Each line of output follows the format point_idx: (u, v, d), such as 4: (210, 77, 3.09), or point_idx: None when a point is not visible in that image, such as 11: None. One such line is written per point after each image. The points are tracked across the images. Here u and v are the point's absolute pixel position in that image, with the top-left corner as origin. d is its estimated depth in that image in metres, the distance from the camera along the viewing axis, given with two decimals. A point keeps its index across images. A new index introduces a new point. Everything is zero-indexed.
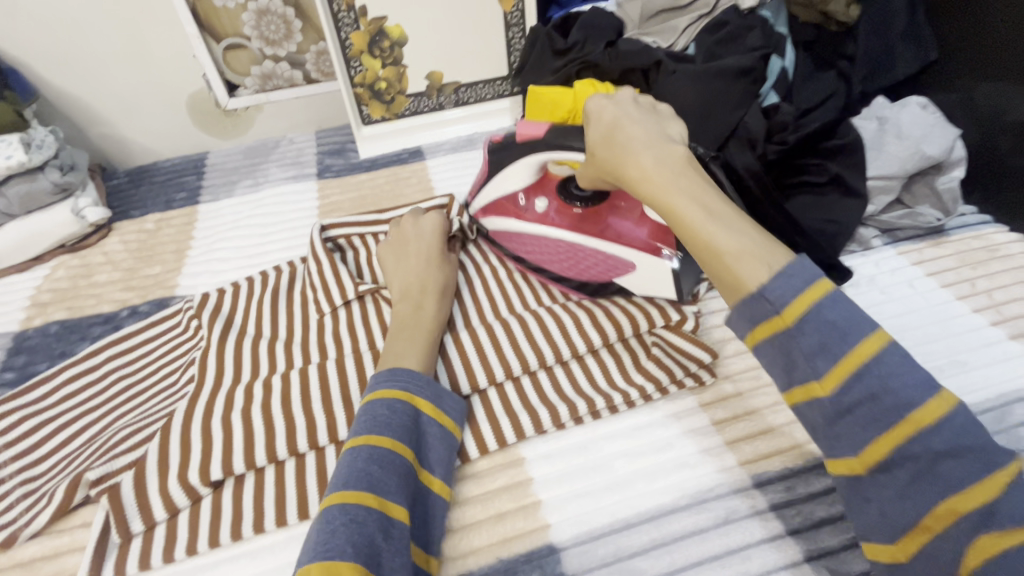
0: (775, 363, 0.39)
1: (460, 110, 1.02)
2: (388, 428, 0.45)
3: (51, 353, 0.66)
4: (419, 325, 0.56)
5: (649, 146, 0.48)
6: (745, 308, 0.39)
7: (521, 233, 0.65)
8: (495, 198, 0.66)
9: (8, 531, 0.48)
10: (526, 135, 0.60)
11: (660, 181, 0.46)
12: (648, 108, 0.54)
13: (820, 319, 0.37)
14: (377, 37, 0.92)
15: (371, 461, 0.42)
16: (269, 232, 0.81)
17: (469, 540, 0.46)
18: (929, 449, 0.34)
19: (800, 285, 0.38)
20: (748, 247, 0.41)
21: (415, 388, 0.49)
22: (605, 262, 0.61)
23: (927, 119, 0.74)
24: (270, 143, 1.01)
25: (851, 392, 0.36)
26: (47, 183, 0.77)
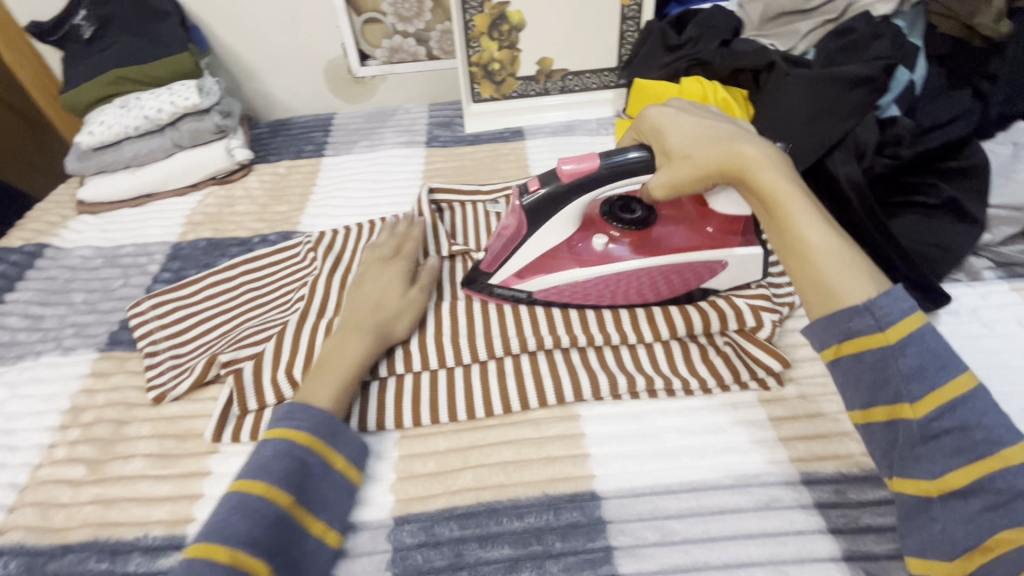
0: (861, 382, 0.42)
1: (565, 97, 1.06)
2: (266, 472, 0.45)
3: (199, 263, 0.79)
4: (337, 360, 0.54)
5: (758, 144, 0.50)
6: (840, 318, 0.43)
7: (583, 280, 0.60)
8: (538, 255, 0.60)
9: (159, 390, 0.60)
10: (575, 173, 0.55)
11: (777, 175, 0.48)
12: (723, 116, 0.57)
13: (922, 347, 0.41)
14: (498, 20, 0.99)
15: (235, 510, 0.43)
16: (379, 188, 0.91)
17: (520, 474, 0.51)
18: (1013, 485, 0.36)
19: (906, 308, 0.41)
20: (853, 255, 0.45)
21: (310, 428, 0.49)
22: (697, 268, 0.61)
23: None
24: (388, 111, 1.11)
25: (940, 420, 0.39)
26: (211, 123, 0.91)
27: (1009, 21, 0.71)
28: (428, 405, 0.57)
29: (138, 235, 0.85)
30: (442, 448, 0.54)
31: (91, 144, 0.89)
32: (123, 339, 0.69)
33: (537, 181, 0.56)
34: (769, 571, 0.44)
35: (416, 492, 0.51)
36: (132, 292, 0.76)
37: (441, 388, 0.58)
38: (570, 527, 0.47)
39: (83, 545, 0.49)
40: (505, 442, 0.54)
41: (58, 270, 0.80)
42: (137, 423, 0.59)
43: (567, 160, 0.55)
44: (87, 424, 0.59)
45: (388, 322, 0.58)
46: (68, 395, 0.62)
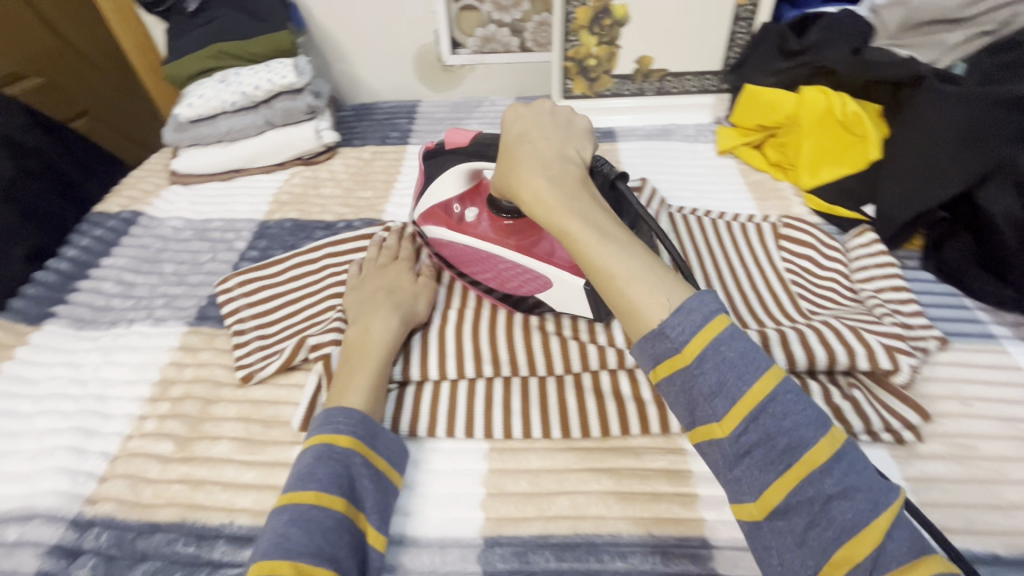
0: (679, 404, 0.37)
1: (662, 99, 1.01)
2: (313, 480, 0.44)
3: (285, 244, 0.79)
4: (365, 353, 0.54)
5: (538, 163, 0.45)
6: (644, 345, 0.37)
7: (449, 243, 0.62)
8: (430, 207, 0.63)
9: (247, 370, 0.60)
10: (452, 144, 0.57)
11: (552, 205, 0.42)
12: (558, 120, 0.49)
13: (719, 359, 0.35)
14: (601, 14, 0.93)
15: (291, 524, 0.41)
16: None
17: (623, 507, 0.47)
18: (821, 492, 0.33)
19: (701, 322, 0.36)
20: (648, 279, 0.38)
21: (350, 431, 0.47)
22: (526, 275, 0.57)
23: None
24: (473, 102, 1.08)
25: (747, 433, 0.34)
26: (303, 103, 0.91)
27: None
28: (523, 418, 0.54)
29: (226, 210, 0.86)
30: (537, 468, 0.51)
31: (189, 116, 0.90)
32: (211, 315, 0.68)
33: (435, 141, 0.59)
34: None
35: (509, 513, 0.48)
36: (220, 267, 0.76)
37: (536, 403, 0.55)
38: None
39: (170, 526, 0.48)
40: (604, 469, 0.50)
41: (151, 239, 0.81)
42: (223, 403, 0.58)
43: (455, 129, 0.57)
44: (176, 399, 0.58)
45: (406, 312, 0.58)
46: (158, 367, 0.62)
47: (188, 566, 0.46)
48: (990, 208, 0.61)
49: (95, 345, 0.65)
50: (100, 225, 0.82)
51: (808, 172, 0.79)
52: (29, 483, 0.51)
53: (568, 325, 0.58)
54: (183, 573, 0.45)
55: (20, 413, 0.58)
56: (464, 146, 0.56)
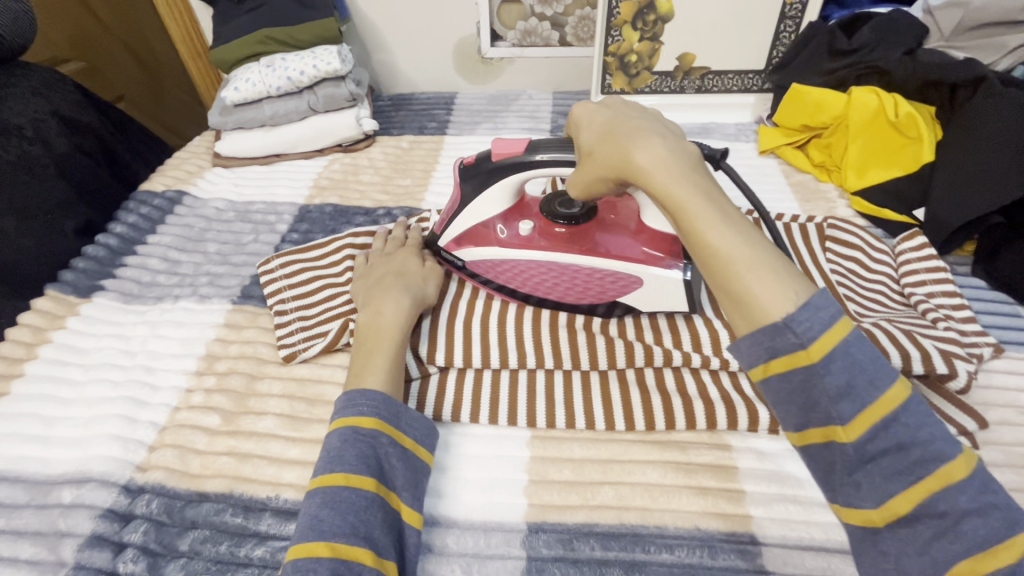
0: (789, 405, 0.35)
1: (701, 97, 1.00)
2: (341, 462, 0.43)
3: (325, 227, 0.79)
4: (380, 335, 0.53)
5: (653, 135, 0.42)
6: (761, 337, 0.34)
7: (502, 261, 0.59)
8: (469, 226, 0.60)
9: (290, 349, 0.60)
10: (503, 153, 0.53)
11: (676, 174, 0.39)
12: (649, 108, 0.49)
13: (848, 362, 0.33)
14: (645, 10, 0.93)
15: (323, 506, 0.41)
16: None
17: (669, 499, 0.47)
18: (955, 506, 0.31)
19: (830, 318, 0.34)
20: (772, 267, 0.35)
21: (375, 412, 0.46)
22: (607, 278, 0.56)
23: None
24: (511, 95, 1.08)
25: (875, 440, 0.33)
26: (346, 90, 0.92)
27: None
28: (566, 407, 0.54)
29: (268, 194, 0.87)
30: (580, 457, 0.51)
31: (234, 100, 0.92)
32: (254, 294, 0.69)
33: (473, 156, 0.56)
34: None
35: (552, 500, 0.48)
36: (262, 248, 0.77)
37: (579, 392, 0.55)
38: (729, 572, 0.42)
39: (218, 496, 0.49)
40: (649, 461, 0.50)
41: (194, 219, 0.82)
42: (268, 380, 0.59)
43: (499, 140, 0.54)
44: (222, 373, 0.59)
45: (416, 293, 0.58)
46: (203, 342, 0.63)
47: (236, 536, 0.47)
48: None
49: (142, 319, 0.66)
50: (146, 204, 0.84)
51: (854, 174, 0.78)
52: (83, 448, 0.53)
53: (612, 319, 0.58)
54: (231, 543, 0.46)
55: (72, 381, 0.59)
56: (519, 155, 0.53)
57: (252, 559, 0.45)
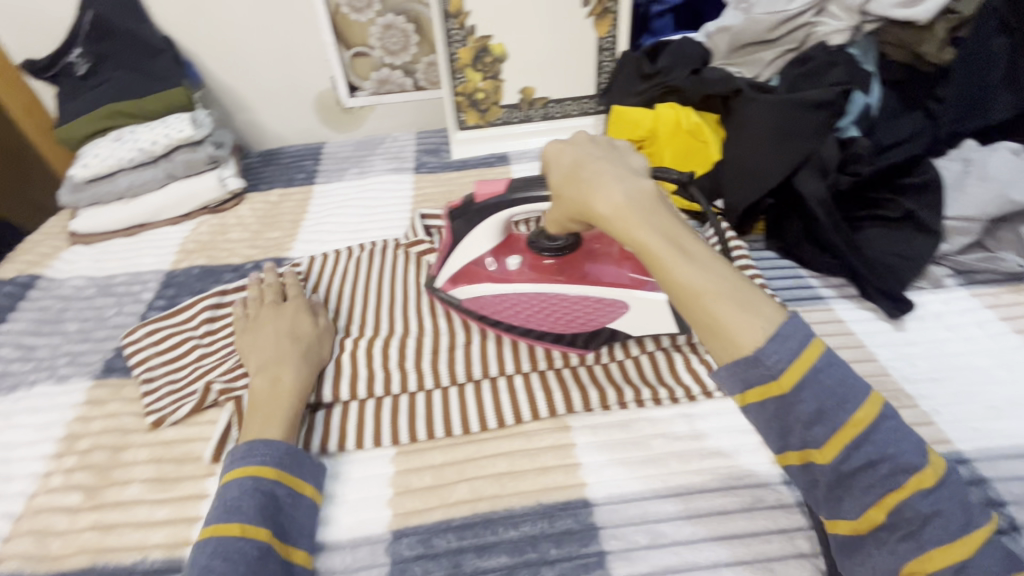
0: (771, 429, 0.41)
1: (547, 123, 1.11)
2: (238, 513, 0.46)
3: (192, 289, 0.81)
4: (275, 398, 0.55)
5: (615, 181, 0.45)
6: (736, 370, 0.39)
7: (498, 297, 0.62)
8: (461, 264, 0.63)
9: (158, 415, 0.61)
10: (485, 194, 0.58)
11: (631, 218, 0.42)
12: (602, 140, 0.51)
13: (817, 388, 0.38)
14: (481, 52, 1.04)
15: (213, 556, 0.43)
16: (370, 214, 0.94)
17: (513, 484, 0.53)
18: (919, 512, 0.37)
19: (797, 348, 0.39)
20: (737, 302, 0.39)
21: (273, 462, 0.50)
22: (595, 305, 0.59)
23: (1019, 165, 0.71)
24: (376, 140, 1.15)
25: (848, 460, 0.38)
26: (204, 154, 0.94)
27: (951, 49, 0.74)
28: (426, 419, 0.59)
29: (131, 265, 0.87)
30: (439, 462, 0.56)
31: (85, 176, 0.91)
32: (118, 367, 0.69)
33: (461, 197, 0.61)
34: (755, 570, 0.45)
35: (414, 505, 0.53)
36: (126, 320, 0.77)
37: (439, 406, 0.60)
38: (564, 534, 0.49)
39: (80, 572, 0.49)
40: (499, 454, 0.56)
41: (51, 300, 0.81)
42: (133, 449, 0.59)
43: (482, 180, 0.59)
44: (83, 451, 0.59)
45: (313, 358, 0.61)
46: (63, 423, 0.62)
47: None
48: (806, 192, 0.74)
49: None
50: None
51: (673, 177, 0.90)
52: None
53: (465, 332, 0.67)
54: None
55: None
56: (501, 192, 0.57)
57: None
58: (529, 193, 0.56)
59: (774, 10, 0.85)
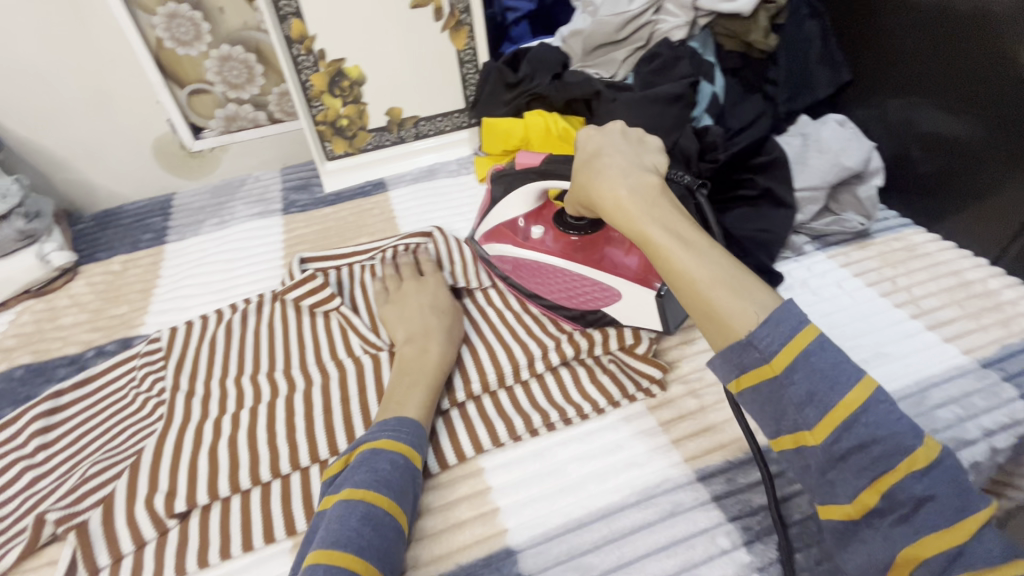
0: (765, 413, 0.41)
1: (422, 143, 1.07)
2: (387, 486, 0.47)
3: (16, 397, 0.68)
4: (422, 367, 0.58)
5: (622, 177, 0.50)
6: (733, 356, 0.41)
7: (518, 259, 0.66)
8: (496, 224, 0.68)
9: None
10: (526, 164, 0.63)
11: (632, 211, 0.48)
12: (631, 135, 0.56)
13: (808, 371, 0.38)
14: (337, 77, 0.98)
15: (363, 522, 0.44)
16: (236, 268, 0.84)
17: (428, 551, 0.48)
18: (913, 494, 0.36)
19: (788, 333, 0.39)
20: (731, 289, 0.42)
21: (419, 445, 0.51)
22: (595, 286, 0.61)
23: (845, 133, 0.79)
24: (236, 182, 1.04)
25: (840, 441, 0.37)
26: (11, 231, 0.78)
27: (774, 35, 0.81)
28: None
29: None
30: None
31: None
32: None
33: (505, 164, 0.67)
34: None
35: None
36: None
37: None
38: None
39: None
40: None
41: None
42: None
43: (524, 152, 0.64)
44: None
45: (452, 332, 0.63)
46: None
47: None
48: None
49: None
50: None
51: None
52: None
53: (355, 389, 0.61)
54: None
55: None
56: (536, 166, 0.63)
57: None
58: (559, 172, 0.61)
59: (619, 11, 0.86)
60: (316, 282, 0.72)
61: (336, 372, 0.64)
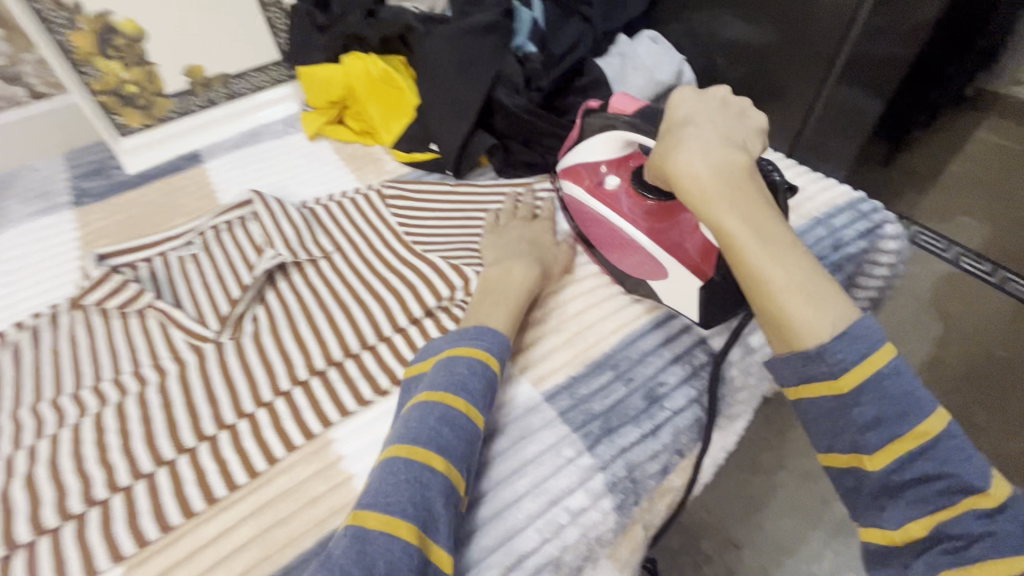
0: (822, 428, 0.42)
1: (238, 104, 0.95)
2: (466, 390, 0.46)
3: None
4: (505, 289, 0.56)
5: (707, 151, 0.45)
6: (796, 360, 0.41)
7: (591, 210, 0.65)
8: (574, 164, 0.67)
9: None
10: (619, 106, 0.60)
11: (711, 198, 0.44)
12: (725, 105, 0.50)
13: (878, 394, 0.39)
14: (106, 35, 0.81)
15: (442, 421, 0.43)
16: (17, 279, 0.70)
17: (276, 538, 0.47)
18: (969, 529, 0.36)
19: (865, 349, 0.39)
20: (808, 297, 0.41)
21: (498, 352, 0.50)
22: (646, 257, 0.58)
23: (657, 50, 0.82)
24: (5, 178, 0.86)
25: (900, 471, 0.38)
26: None
27: None
28: (155, 513, 0.47)
29: None
30: (183, 555, 0.46)
31: None
32: None
33: (600, 103, 0.64)
34: (535, 497, 0.47)
35: None
36: None
37: (168, 491, 0.49)
38: None
39: None
40: (259, 508, 0.49)
41: None
42: None
43: (621, 96, 0.61)
44: None
45: (545, 265, 0.61)
46: None
47: None
48: (511, 104, 0.76)
49: None
50: None
51: (385, 131, 0.84)
52: None
53: (179, 389, 0.55)
54: None
55: None
56: (625, 113, 0.59)
57: None
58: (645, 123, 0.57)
59: None
60: (117, 279, 0.63)
61: (154, 375, 0.57)
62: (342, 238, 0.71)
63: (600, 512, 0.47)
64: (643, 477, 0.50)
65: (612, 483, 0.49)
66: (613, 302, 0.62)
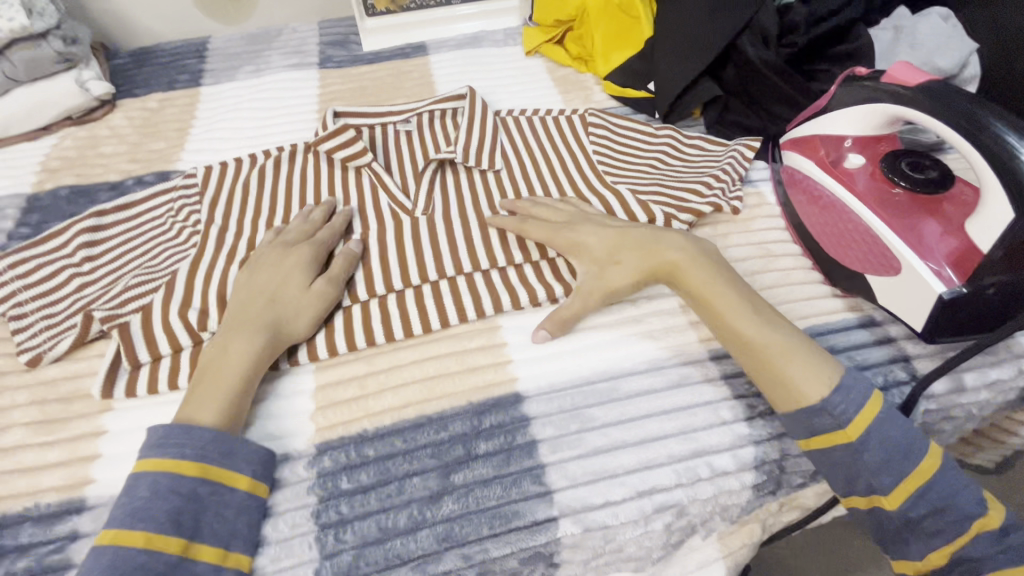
0: (837, 473, 0.44)
1: (469, 7, 0.99)
2: (140, 518, 0.40)
3: (62, 214, 0.70)
4: (218, 377, 0.47)
5: (680, 237, 0.52)
6: (802, 419, 0.44)
7: (817, 184, 0.59)
8: (809, 132, 0.61)
9: (34, 352, 0.55)
10: (901, 75, 0.53)
11: (699, 269, 0.50)
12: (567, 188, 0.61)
13: (881, 440, 0.42)
14: None
15: (110, 570, 0.37)
16: (268, 116, 0.82)
17: (442, 387, 0.50)
18: None
19: (861, 400, 0.43)
20: (801, 360, 0.45)
21: (193, 452, 0.43)
22: (878, 247, 0.52)
23: (946, 31, 0.70)
24: (272, 31, 0.99)
25: (916, 507, 0.41)
26: (50, 51, 0.77)
27: None
28: (346, 332, 0.53)
29: None
30: (358, 374, 0.52)
31: None
32: None
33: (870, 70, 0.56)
34: (682, 441, 0.47)
35: (337, 419, 0.49)
36: None
37: (359, 317, 0.54)
38: (484, 456, 0.46)
39: None
40: (422, 361, 0.52)
41: None
42: (9, 391, 0.54)
43: (904, 67, 0.53)
44: None
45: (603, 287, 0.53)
46: None
47: None
48: (756, 58, 0.70)
49: None
50: None
51: (603, 61, 0.83)
52: None
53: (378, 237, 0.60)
54: None
55: None
56: (912, 84, 0.51)
57: (15, 572, 0.44)
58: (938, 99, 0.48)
59: None
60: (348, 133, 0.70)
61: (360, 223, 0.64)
62: (539, 149, 0.72)
63: (740, 483, 0.46)
64: (791, 471, 0.47)
65: (761, 460, 0.47)
66: (804, 289, 0.57)
